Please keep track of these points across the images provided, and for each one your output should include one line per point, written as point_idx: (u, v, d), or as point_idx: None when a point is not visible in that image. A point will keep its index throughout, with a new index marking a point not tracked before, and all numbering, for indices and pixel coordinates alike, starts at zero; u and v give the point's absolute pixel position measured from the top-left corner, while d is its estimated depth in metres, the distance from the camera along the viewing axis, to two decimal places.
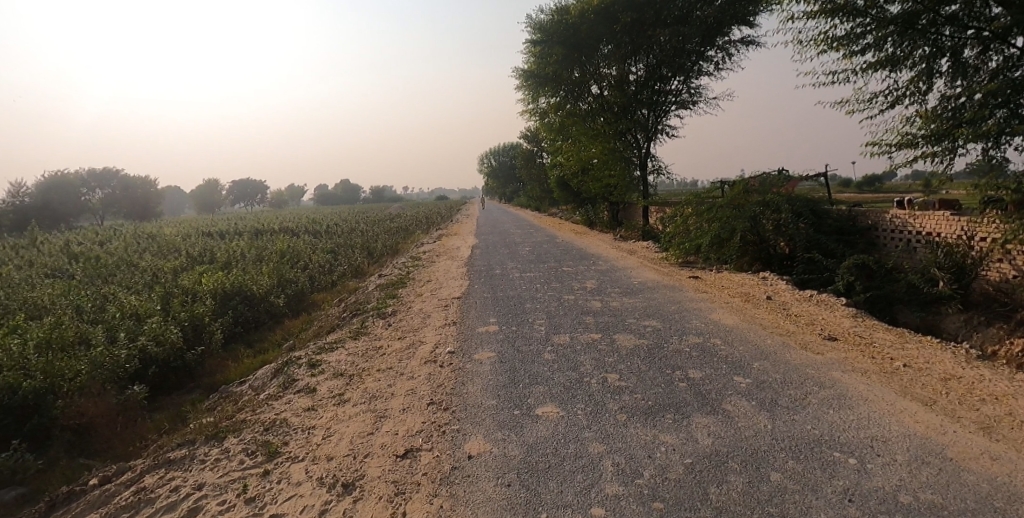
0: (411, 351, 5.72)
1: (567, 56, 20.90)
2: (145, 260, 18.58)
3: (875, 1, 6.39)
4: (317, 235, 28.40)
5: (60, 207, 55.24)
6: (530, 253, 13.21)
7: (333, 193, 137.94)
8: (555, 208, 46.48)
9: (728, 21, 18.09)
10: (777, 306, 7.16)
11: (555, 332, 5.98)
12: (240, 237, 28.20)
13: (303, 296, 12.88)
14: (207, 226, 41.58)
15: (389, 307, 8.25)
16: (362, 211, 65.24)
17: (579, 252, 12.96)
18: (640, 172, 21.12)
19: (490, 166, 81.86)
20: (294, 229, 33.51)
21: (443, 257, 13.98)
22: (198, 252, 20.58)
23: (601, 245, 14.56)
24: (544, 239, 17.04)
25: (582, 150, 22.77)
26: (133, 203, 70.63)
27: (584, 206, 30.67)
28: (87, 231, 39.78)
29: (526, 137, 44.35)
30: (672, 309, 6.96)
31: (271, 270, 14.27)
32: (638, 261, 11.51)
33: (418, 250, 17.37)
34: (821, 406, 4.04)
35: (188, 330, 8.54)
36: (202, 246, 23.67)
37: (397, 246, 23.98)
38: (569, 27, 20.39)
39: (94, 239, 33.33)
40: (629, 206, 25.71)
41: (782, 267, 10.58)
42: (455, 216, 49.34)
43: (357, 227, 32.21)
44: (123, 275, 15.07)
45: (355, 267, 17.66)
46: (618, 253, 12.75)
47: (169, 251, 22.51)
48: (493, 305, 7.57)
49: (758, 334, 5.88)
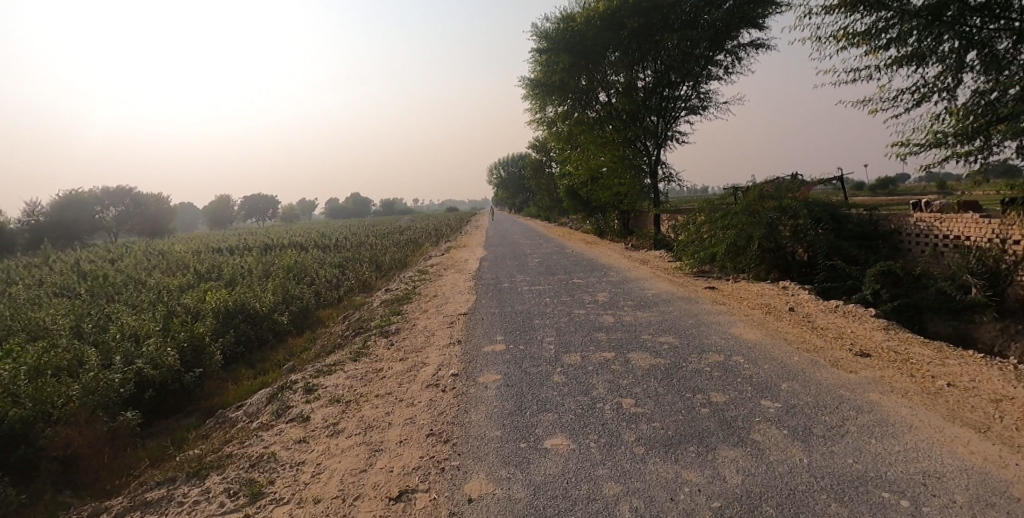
0: (412, 374, 5.39)
1: (573, 64, 20.70)
2: (154, 278, 18.59)
3: None
4: (326, 249, 28.35)
5: (74, 225, 56.33)
6: (539, 264, 12.88)
7: (344, 207, 139.20)
8: (565, 218, 46.16)
9: (736, 24, 17.73)
10: (801, 318, 6.72)
11: (565, 351, 5.62)
12: (249, 253, 28.23)
13: (308, 312, 12.66)
14: (218, 242, 41.99)
15: (392, 325, 7.94)
16: (371, 224, 65.59)
17: (589, 263, 12.61)
18: (651, 179, 20.82)
19: (499, 176, 81.91)
20: (303, 243, 33.59)
21: (450, 271, 13.69)
22: (207, 268, 20.58)
23: (612, 255, 14.20)
24: (553, 249, 16.71)
25: (591, 158, 22.54)
26: (146, 220, 71.81)
27: (594, 215, 30.35)
28: (100, 249, 40.45)
29: (534, 147, 44.22)
30: (689, 323, 6.57)
31: (277, 286, 14.11)
32: (650, 271, 11.13)
33: (425, 263, 17.11)
34: (861, 435, 3.63)
35: (187, 351, 8.32)
36: (212, 262, 23.73)
37: (404, 259, 23.83)
38: (575, 34, 20.18)
39: (107, 257, 33.75)
40: (639, 214, 25.34)
41: (802, 275, 10.13)
42: (464, 227, 49.25)
43: (365, 241, 32.19)
44: (130, 293, 15.03)
45: (362, 282, 17.46)
46: (630, 263, 12.38)
47: (179, 268, 22.57)
48: (499, 321, 7.24)
49: (783, 350, 5.47)
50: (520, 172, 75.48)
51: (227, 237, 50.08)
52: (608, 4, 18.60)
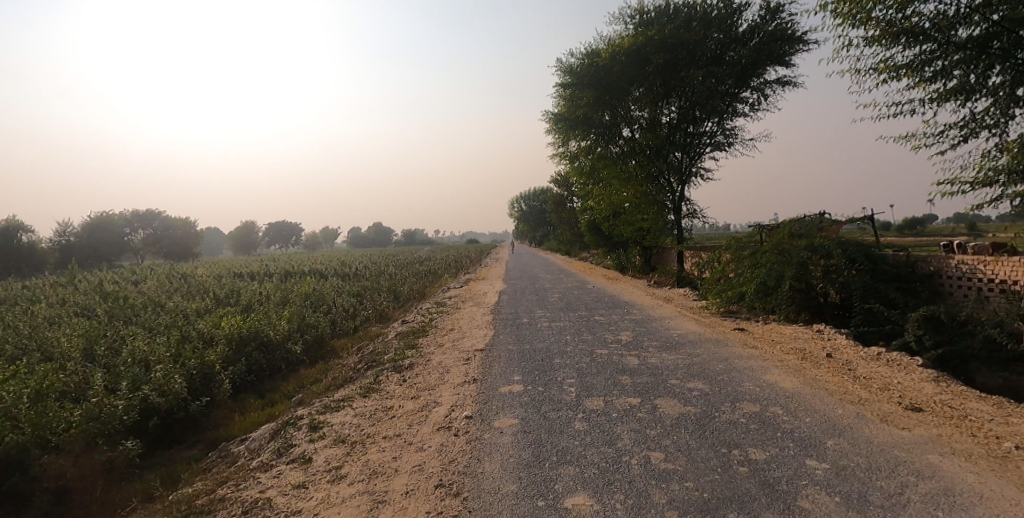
0: (422, 415, 5.07)
1: (597, 100, 20.87)
2: (174, 302, 18.76)
3: (942, 24, 5.78)
4: (345, 278, 28.50)
5: (105, 247, 58.19)
6: (559, 300, 12.56)
7: (366, 236, 141.57)
8: (585, 252, 45.86)
9: (763, 62, 17.68)
10: (842, 365, 6.24)
11: (586, 395, 5.25)
12: (270, 279, 28.55)
13: (323, 342, 12.48)
14: (241, 267, 42.79)
15: (406, 360, 7.67)
16: (392, 253, 66.22)
17: (611, 300, 12.26)
18: (674, 215, 20.53)
19: (520, 210, 82.33)
20: (323, 271, 33.89)
21: (468, 304, 13.45)
22: (227, 293, 20.74)
23: (634, 292, 13.82)
24: (573, 284, 16.40)
25: (613, 193, 22.45)
26: (174, 244, 73.82)
27: (615, 251, 30.03)
28: (127, 271, 41.55)
29: (556, 181, 44.42)
30: (719, 368, 6.15)
31: (294, 314, 14.03)
32: (674, 309, 10.72)
33: (443, 295, 16.92)
34: (926, 507, 3.17)
35: (196, 378, 8.16)
36: (233, 287, 23.97)
37: (422, 289, 23.74)
38: (599, 70, 20.38)
39: (133, 279, 34.55)
40: (661, 250, 24.98)
41: (837, 319, 9.61)
42: (483, 259, 49.29)
43: (384, 270, 32.33)
44: (150, 316, 15.13)
45: (379, 312, 17.32)
46: (653, 301, 11.99)
47: (201, 292, 22.85)
48: (517, 359, 6.91)
49: (825, 401, 5.01)
50: (541, 205, 75.81)
51: (250, 262, 51.06)
52: (633, 40, 18.80)
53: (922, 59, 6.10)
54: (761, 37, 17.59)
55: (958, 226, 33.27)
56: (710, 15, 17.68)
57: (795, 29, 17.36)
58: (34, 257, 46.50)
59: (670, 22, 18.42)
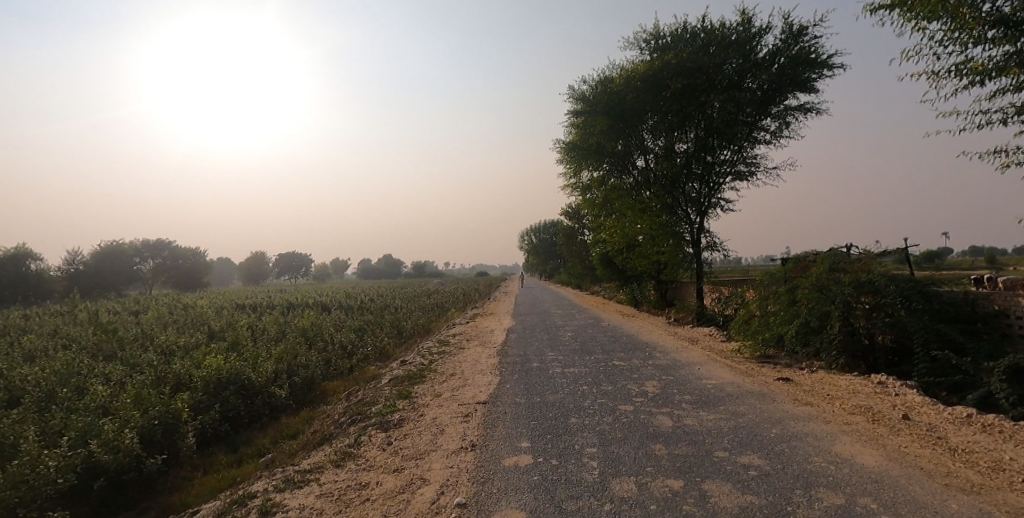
0: (403, 499, 3.96)
1: (610, 128, 20.34)
2: (167, 335, 17.89)
3: None
4: (348, 311, 27.59)
5: (112, 276, 58.42)
6: (572, 340, 11.47)
7: (376, 268, 141.97)
8: (596, 286, 44.69)
9: (786, 87, 17.07)
10: (927, 430, 5.02)
11: (612, 473, 4.13)
12: (271, 311, 27.71)
13: (315, 383, 11.42)
14: (244, 298, 42.24)
15: (396, 413, 6.59)
16: (399, 286, 65.48)
17: (629, 341, 11.14)
18: (692, 248, 19.55)
19: (529, 242, 81.77)
20: (327, 303, 33.05)
21: (473, 343, 12.38)
22: (224, 327, 19.86)
23: (654, 331, 12.70)
24: (587, 321, 15.28)
25: (627, 225, 21.75)
26: (182, 274, 74.00)
27: (628, 284, 28.98)
28: (131, 300, 41.21)
29: (567, 214, 43.78)
30: (772, 435, 4.98)
31: (286, 352, 13.05)
32: (703, 353, 9.55)
33: (448, 332, 15.85)
34: None
35: (156, 430, 7.14)
36: (231, 320, 23.12)
37: (427, 324, 22.71)
38: (613, 97, 19.84)
39: (135, 309, 34.05)
40: (678, 285, 23.97)
41: (892, 367, 8.38)
42: (492, 292, 48.26)
43: (389, 303, 31.46)
44: (135, 352, 14.23)
45: (379, 350, 16.25)
46: (677, 342, 10.86)
47: (198, 325, 22.00)
48: (525, 417, 5.80)
49: (928, 486, 3.81)
50: (551, 239, 75.11)
51: (255, 294, 50.62)
52: (649, 66, 18.29)
53: (1012, 60, 5.52)
54: (783, 62, 17.11)
55: (979, 259, 32.01)
56: (729, 39, 17.28)
57: (818, 54, 16.82)
58: (42, 285, 46.52)
59: (688, 45, 17.90)
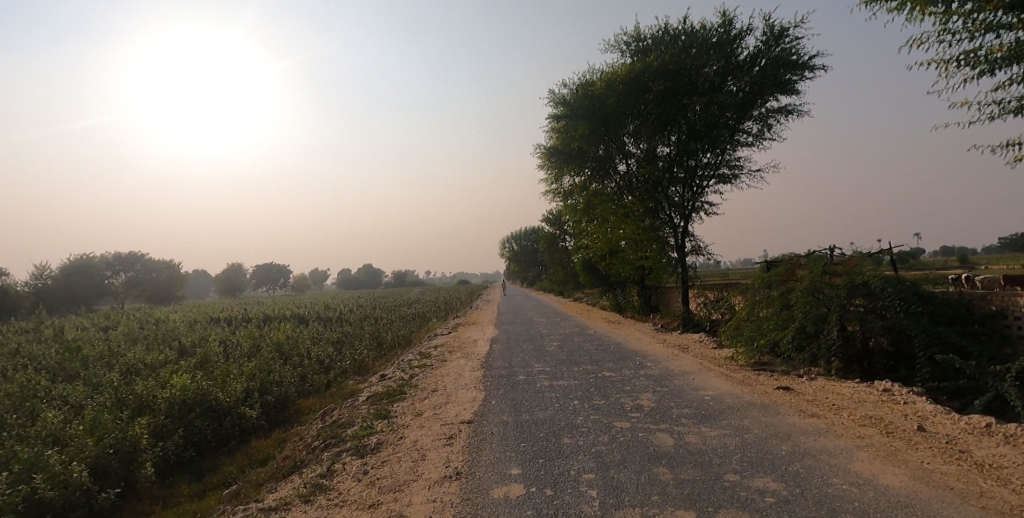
0: None
1: (592, 133, 20.14)
2: (132, 352, 16.94)
3: None
4: (326, 322, 26.79)
5: (79, 290, 56.27)
6: (559, 350, 11.04)
7: (356, 278, 140.05)
8: (580, 292, 44.45)
9: (767, 89, 17.14)
10: (945, 442, 4.71)
11: (615, 504, 3.69)
12: (246, 324, 26.77)
13: (289, 401, 10.77)
14: (218, 311, 40.90)
15: (374, 436, 6.06)
16: (379, 296, 64.40)
17: (618, 349, 10.76)
18: (677, 252, 19.39)
19: (511, 249, 81.51)
20: (305, 315, 32.12)
21: (456, 354, 11.87)
22: (194, 343, 18.95)
23: (642, 338, 12.35)
24: (573, 330, 14.89)
25: (611, 230, 21.55)
26: (154, 286, 71.77)
27: (612, 290, 28.77)
28: (98, 315, 39.57)
29: (549, 221, 43.59)
30: (784, 453, 4.60)
31: (259, 368, 12.35)
32: (695, 361, 9.21)
33: (429, 343, 15.29)
34: None
35: (110, 461, 6.46)
36: (202, 334, 22.14)
37: (409, 335, 22.10)
38: (595, 100, 19.65)
39: (102, 324, 32.64)
40: (662, 290, 23.82)
41: (889, 371, 8.14)
42: (475, 301, 47.66)
43: (369, 314, 30.69)
44: (95, 371, 13.35)
45: (358, 363, 15.60)
46: (667, 350, 10.52)
47: (167, 340, 21.00)
48: (515, 438, 5.33)
49: (964, 510, 3.46)
50: (533, 246, 74.89)
51: (231, 306, 49.19)
52: (631, 68, 18.15)
53: None
54: (763, 64, 17.18)
55: (949, 259, 32.71)
56: (711, 41, 17.28)
57: (798, 56, 16.94)
58: (4, 300, 44.49)
59: (669, 47, 17.79)
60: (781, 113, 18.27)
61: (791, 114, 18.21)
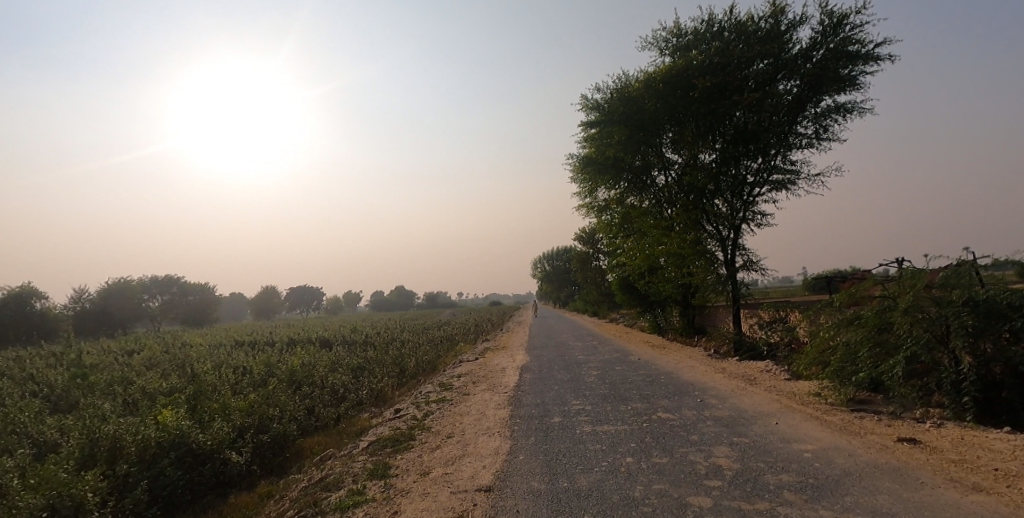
0: None
1: (629, 138, 18.76)
2: (142, 380, 16.05)
3: None
4: (351, 346, 25.75)
5: (119, 313, 57.65)
6: (600, 381, 9.43)
7: (388, 300, 141.05)
8: (615, 312, 42.37)
9: (825, 83, 15.41)
10: None
11: None
12: (270, 349, 25.95)
13: (289, 441, 9.44)
14: (248, 334, 40.69)
15: (361, 506, 4.62)
16: (409, 318, 63.55)
17: (671, 381, 9.08)
18: (726, 268, 17.57)
19: (543, 269, 80.04)
20: (332, 338, 31.25)
21: (481, 385, 10.40)
22: (209, 369, 17.99)
23: (697, 367, 10.59)
24: (613, 355, 13.23)
25: (649, 246, 20.06)
26: (191, 310, 73.14)
27: (652, 310, 26.90)
28: (133, 338, 39.94)
29: (581, 239, 41.88)
30: None
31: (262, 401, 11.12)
32: (772, 398, 7.45)
33: (453, 370, 13.85)
34: None
35: None
36: (221, 360, 21.27)
37: (433, 360, 20.71)
38: (631, 103, 18.29)
39: (132, 348, 32.60)
40: (708, 310, 21.91)
41: None
42: (505, 323, 46.13)
43: (396, 337, 29.58)
44: (96, 402, 12.44)
45: (377, 392, 14.29)
46: (731, 381, 8.78)
47: (187, 366, 20.27)
48: None
49: None
50: (565, 264, 73.13)
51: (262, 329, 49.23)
52: (671, 65, 16.73)
53: None
54: (820, 56, 15.49)
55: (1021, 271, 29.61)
56: (760, 33, 15.74)
57: (860, 46, 15.19)
58: (48, 324, 45.54)
59: (712, 41, 16.29)
60: (840, 112, 16.45)
61: (851, 112, 16.37)
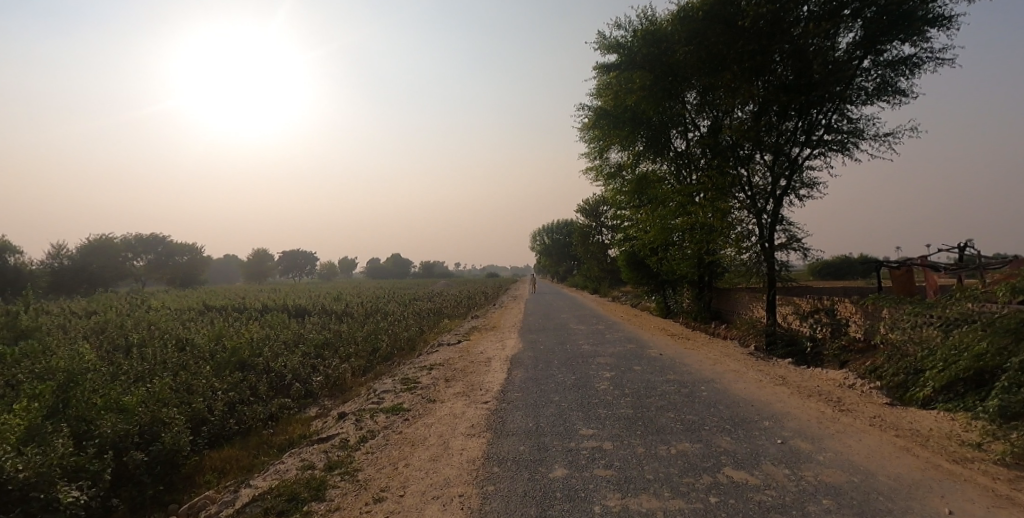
0: None
1: (653, 85, 15.70)
2: (54, 353, 13.37)
3: None
4: (328, 317, 23.18)
5: (99, 271, 55.10)
6: (617, 393, 6.79)
7: (385, 268, 139.64)
8: (617, 290, 39.85)
9: (907, 20, 12.31)
10: None
11: None
12: (237, 317, 23.34)
13: (178, 458, 6.81)
14: (227, 298, 38.21)
15: None
16: (401, 287, 61.15)
17: (718, 399, 6.42)
18: (762, 245, 14.74)
19: (542, 242, 77.33)
20: (310, 307, 28.65)
21: (454, 387, 7.76)
22: (148, 343, 15.34)
23: (743, 373, 7.98)
24: (627, 348, 10.59)
25: (667, 216, 17.32)
26: (177, 271, 70.80)
27: (661, 290, 24.32)
28: (102, 298, 37.37)
29: (583, 211, 39.08)
30: None
31: (163, 400, 8.40)
32: (895, 445, 4.78)
33: (427, 357, 11.24)
34: None
35: None
36: (171, 329, 18.61)
37: (414, 338, 18.14)
38: (660, 42, 15.18)
39: (96, 310, 30.01)
40: (728, 294, 19.29)
41: None
42: (501, 297, 43.68)
43: (380, 309, 27.02)
44: None
45: (334, 379, 11.71)
46: (808, 405, 6.13)
47: (132, 335, 17.65)
48: None
49: None
50: (567, 238, 70.39)
51: (246, 294, 46.77)
52: None
53: None
54: None
55: None
56: None
57: None
58: (22, 278, 42.96)
59: None
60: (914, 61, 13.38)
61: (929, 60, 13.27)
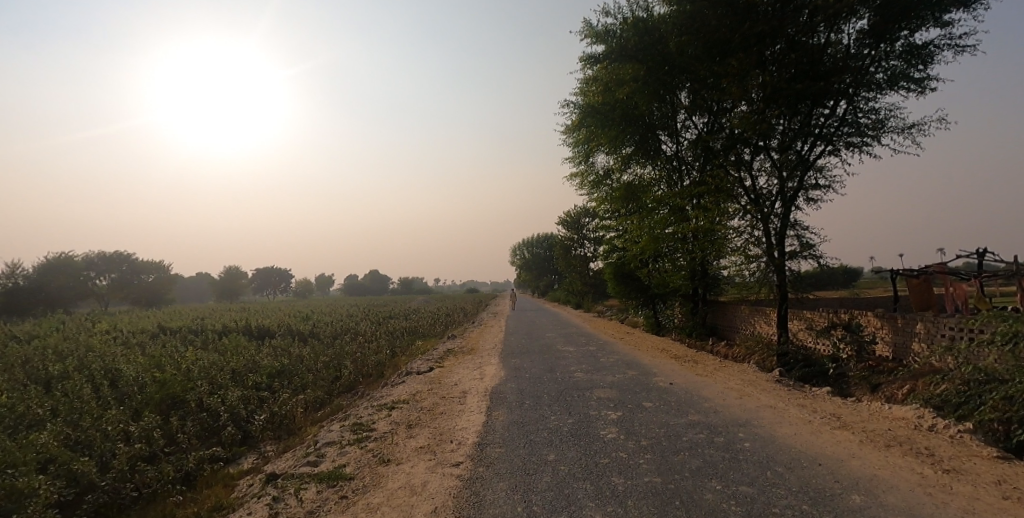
0: None
1: (646, 77, 14.38)
2: None
3: None
4: (289, 339, 21.01)
5: (55, 290, 51.57)
6: (632, 447, 5.09)
7: (363, 285, 136.44)
8: (602, 305, 38.34)
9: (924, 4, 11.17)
10: None
11: None
12: (188, 340, 21.00)
13: None
14: (187, 319, 35.34)
15: None
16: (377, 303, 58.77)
17: (771, 455, 4.76)
18: (770, 253, 13.28)
19: (523, 256, 75.89)
20: (274, 327, 26.37)
21: (416, 437, 5.96)
22: (67, 375, 13.06)
23: (782, 411, 6.35)
24: (628, 376, 8.91)
25: (661, 222, 15.83)
26: (142, 290, 67.20)
27: (651, 305, 22.78)
28: (47, 320, 34.23)
29: (566, 222, 37.64)
30: None
31: (35, 460, 6.42)
32: None
33: (390, 390, 9.41)
34: None
35: None
36: (101, 355, 16.22)
37: (383, 362, 16.19)
38: (654, 31, 13.95)
39: (35, 333, 27.09)
40: (726, 308, 17.83)
41: None
42: (481, 313, 41.77)
43: (349, 329, 24.90)
44: None
45: (280, 417, 9.79)
46: (894, 462, 4.53)
47: (53, 364, 15.24)
48: None
49: None
50: (549, 251, 69.07)
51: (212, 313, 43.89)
52: None
53: None
54: None
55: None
56: None
57: None
58: None
59: None
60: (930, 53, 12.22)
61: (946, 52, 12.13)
